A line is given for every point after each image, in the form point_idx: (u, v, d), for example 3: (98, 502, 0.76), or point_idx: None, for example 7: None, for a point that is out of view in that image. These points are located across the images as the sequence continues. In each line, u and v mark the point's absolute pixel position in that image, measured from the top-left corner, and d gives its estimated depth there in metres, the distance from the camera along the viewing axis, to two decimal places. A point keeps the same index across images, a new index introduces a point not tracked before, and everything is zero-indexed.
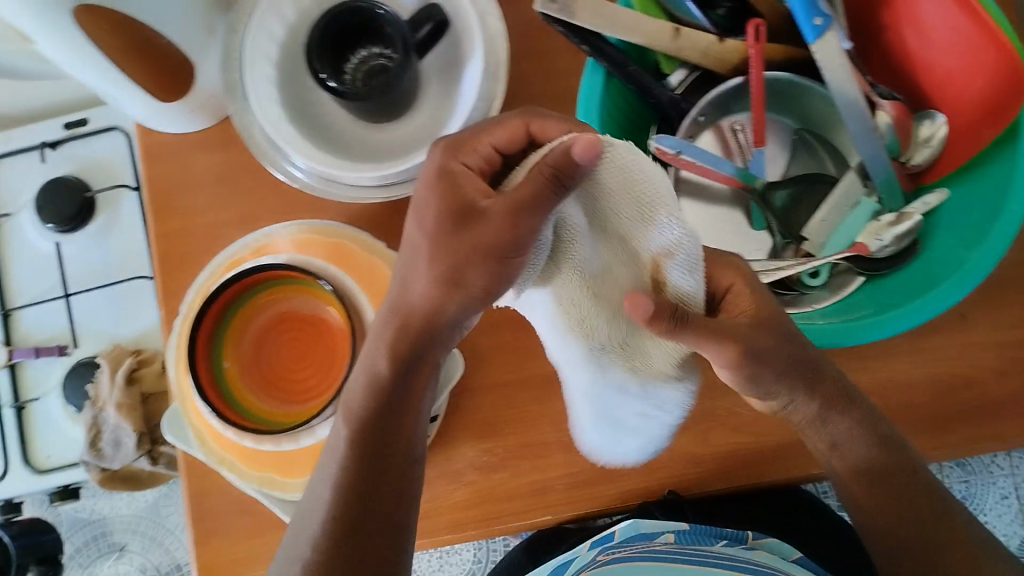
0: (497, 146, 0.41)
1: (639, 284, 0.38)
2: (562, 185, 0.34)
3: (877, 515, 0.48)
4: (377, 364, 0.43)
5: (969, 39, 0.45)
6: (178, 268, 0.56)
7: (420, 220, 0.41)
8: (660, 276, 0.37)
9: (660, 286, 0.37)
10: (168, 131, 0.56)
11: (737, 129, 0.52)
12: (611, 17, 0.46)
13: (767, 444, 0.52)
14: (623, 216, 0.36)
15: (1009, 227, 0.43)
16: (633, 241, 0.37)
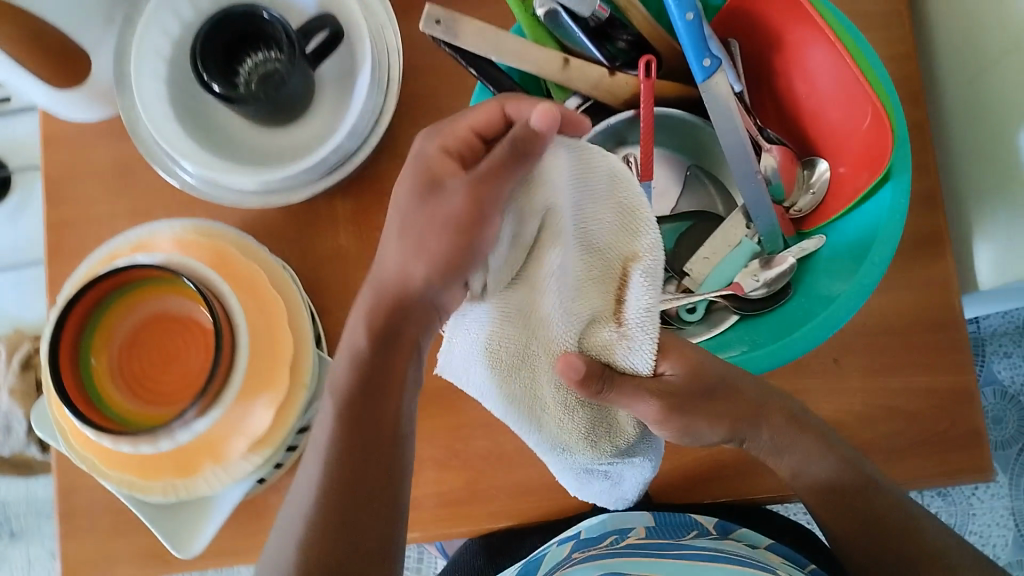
0: (475, 129, 0.42)
1: (605, 304, 0.40)
2: (521, 154, 0.38)
3: (835, 525, 0.50)
4: (357, 341, 0.44)
5: (849, 90, 0.45)
6: (69, 256, 0.56)
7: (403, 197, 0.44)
8: (622, 293, 0.40)
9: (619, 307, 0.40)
10: (69, 120, 0.55)
11: (632, 161, 0.52)
12: (498, 43, 0.46)
13: (731, 456, 0.52)
14: (605, 231, 0.40)
15: (869, 274, 0.44)
16: (609, 254, 0.40)
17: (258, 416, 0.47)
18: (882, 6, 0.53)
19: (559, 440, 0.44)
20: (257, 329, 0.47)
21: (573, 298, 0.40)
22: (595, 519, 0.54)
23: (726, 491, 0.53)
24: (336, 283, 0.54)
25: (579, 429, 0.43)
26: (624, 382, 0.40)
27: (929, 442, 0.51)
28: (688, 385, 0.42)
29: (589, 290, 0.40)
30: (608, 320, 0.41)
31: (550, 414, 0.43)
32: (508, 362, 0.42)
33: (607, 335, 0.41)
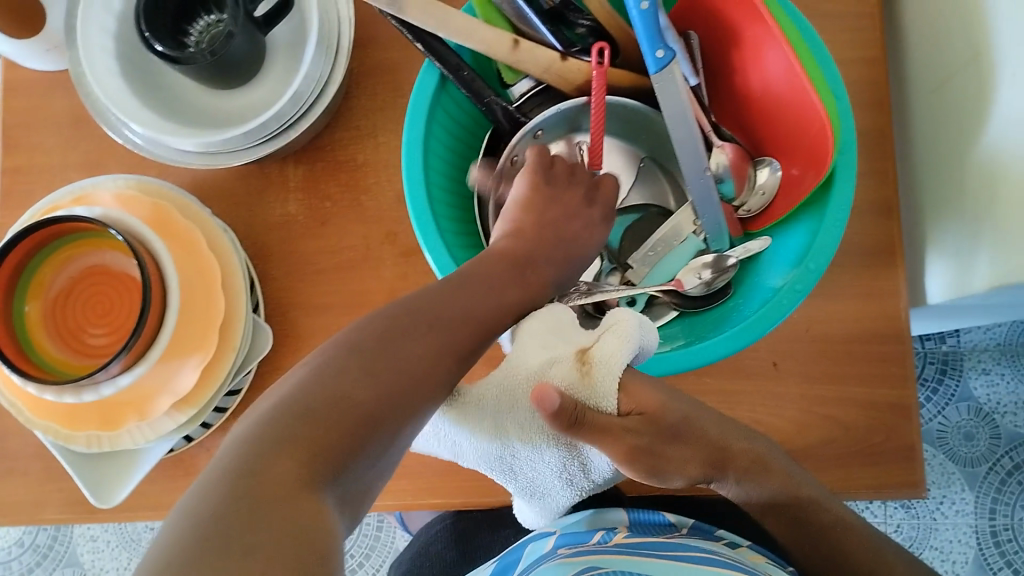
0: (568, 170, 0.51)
1: (569, 356, 0.41)
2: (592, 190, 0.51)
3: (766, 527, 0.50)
4: (498, 274, 0.42)
5: (799, 95, 0.44)
6: (21, 203, 0.56)
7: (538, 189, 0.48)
8: (586, 355, 0.41)
9: (582, 358, 0.41)
10: (29, 67, 0.55)
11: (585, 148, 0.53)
12: (445, 20, 0.44)
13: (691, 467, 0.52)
14: (570, 330, 0.43)
15: (800, 283, 0.44)
16: (577, 340, 0.42)
17: (185, 375, 0.47)
18: (850, 8, 0.52)
19: (535, 486, 0.44)
20: (190, 289, 0.48)
21: (542, 360, 0.41)
22: (574, 518, 0.52)
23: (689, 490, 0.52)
24: (282, 249, 0.54)
25: (555, 472, 0.43)
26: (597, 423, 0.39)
27: (860, 453, 0.51)
28: (648, 427, 0.41)
29: (565, 350, 0.41)
30: (572, 364, 0.41)
31: (520, 470, 0.43)
32: (505, 416, 0.41)
33: (563, 374, 0.40)
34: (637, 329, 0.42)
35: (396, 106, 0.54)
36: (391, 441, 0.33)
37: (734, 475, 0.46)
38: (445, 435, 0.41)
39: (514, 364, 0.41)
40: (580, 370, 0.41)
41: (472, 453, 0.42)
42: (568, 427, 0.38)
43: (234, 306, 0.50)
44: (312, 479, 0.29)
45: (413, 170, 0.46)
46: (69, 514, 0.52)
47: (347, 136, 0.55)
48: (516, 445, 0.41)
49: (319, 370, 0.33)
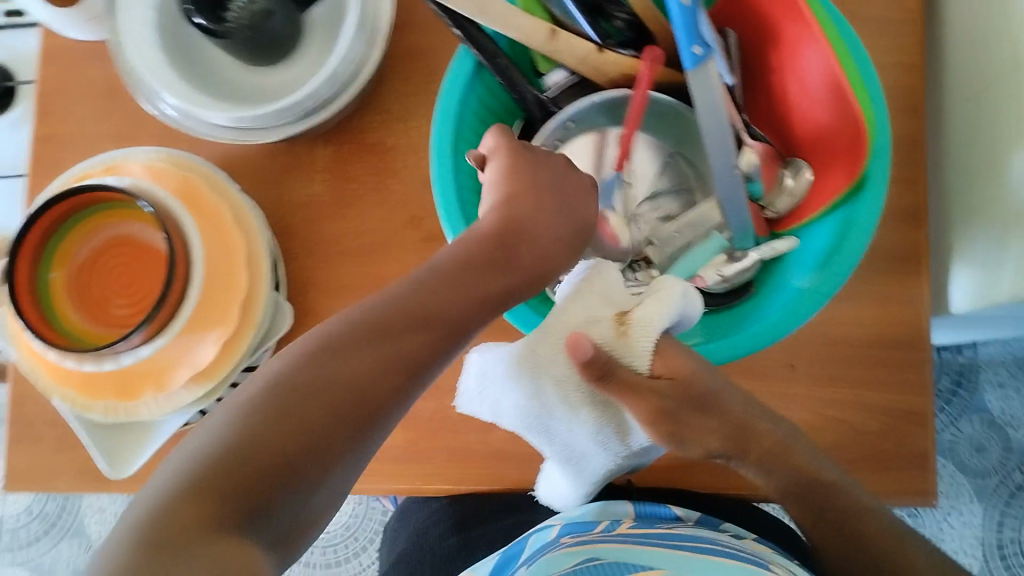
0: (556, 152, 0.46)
1: (609, 315, 0.43)
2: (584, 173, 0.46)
3: None
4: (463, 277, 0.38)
5: (836, 97, 0.44)
6: (51, 170, 0.56)
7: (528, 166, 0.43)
8: (626, 317, 0.43)
9: (621, 320, 0.43)
10: (66, 36, 0.56)
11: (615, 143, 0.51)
12: (484, 6, 0.44)
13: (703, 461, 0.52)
14: (614, 292, 0.44)
15: (825, 286, 0.44)
16: (620, 302, 0.44)
17: (205, 350, 0.47)
18: (890, 13, 0.52)
19: (571, 448, 0.46)
20: (215, 264, 0.48)
21: (585, 317, 0.43)
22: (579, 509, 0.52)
23: (680, 483, 0.53)
24: (306, 228, 0.54)
25: (590, 433, 0.45)
26: (627, 380, 0.41)
27: (875, 459, 0.51)
28: (676, 391, 0.43)
29: (606, 308, 0.43)
30: (612, 324, 0.43)
31: (555, 428, 0.45)
32: (542, 370, 0.43)
33: (603, 331, 0.42)
34: (680, 296, 0.42)
35: (428, 91, 0.54)
36: (324, 477, 0.32)
37: (755, 457, 0.46)
38: (481, 394, 0.44)
39: (556, 316, 0.43)
40: (619, 330, 0.42)
41: (515, 410, 0.43)
42: (598, 379, 0.41)
43: (254, 283, 0.49)
44: (227, 522, 0.29)
45: (442, 152, 0.46)
46: (81, 482, 0.53)
47: (376, 118, 0.55)
48: (552, 399, 0.43)
49: (242, 405, 0.32)
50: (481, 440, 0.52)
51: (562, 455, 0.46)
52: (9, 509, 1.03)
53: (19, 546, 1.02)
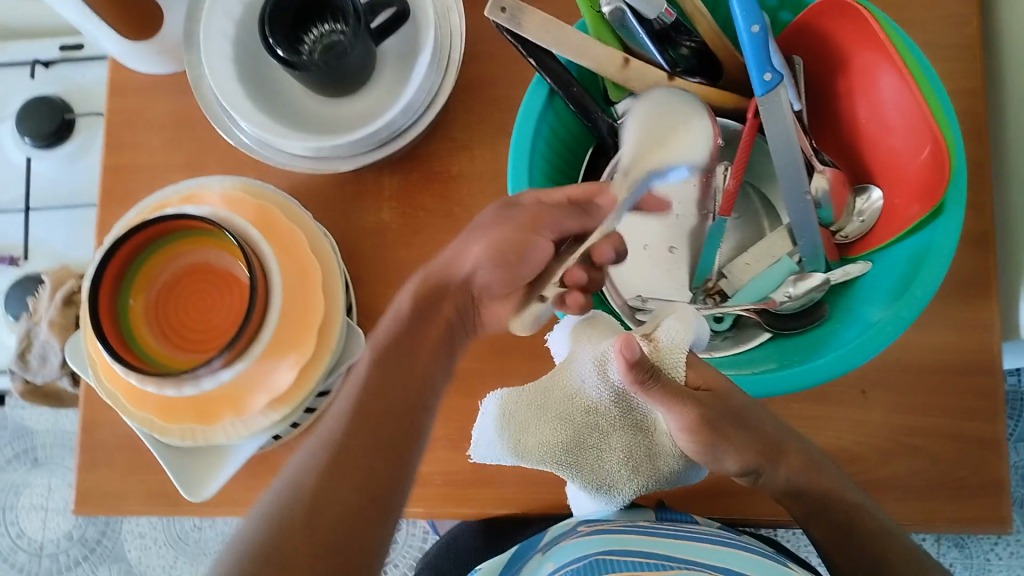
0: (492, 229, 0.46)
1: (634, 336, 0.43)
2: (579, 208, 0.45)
3: None
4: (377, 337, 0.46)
5: (912, 122, 0.44)
6: (121, 200, 0.57)
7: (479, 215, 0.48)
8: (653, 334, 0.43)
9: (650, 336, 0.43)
10: (138, 69, 0.57)
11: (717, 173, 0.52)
12: (561, 37, 0.45)
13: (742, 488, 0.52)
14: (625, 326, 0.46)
15: (906, 310, 0.43)
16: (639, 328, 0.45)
17: (281, 374, 0.48)
18: (951, 42, 0.53)
19: (606, 478, 0.47)
20: (294, 290, 0.48)
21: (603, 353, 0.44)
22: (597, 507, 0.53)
23: (707, 510, 0.52)
24: (372, 255, 0.55)
25: (624, 455, 0.46)
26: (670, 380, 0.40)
27: (946, 488, 0.50)
28: (716, 402, 0.42)
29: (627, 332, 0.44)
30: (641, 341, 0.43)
31: (588, 455, 0.46)
32: (571, 394, 0.46)
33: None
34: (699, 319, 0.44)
35: (493, 121, 0.55)
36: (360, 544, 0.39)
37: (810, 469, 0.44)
38: (507, 433, 0.47)
39: (578, 349, 0.45)
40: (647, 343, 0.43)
41: (545, 442, 0.46)
42: (648, 376, 0.39)
43: (325, 309, 0.50)
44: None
45: (517, 181, 0.47)
46: (150, 507, 0.53)
47: (442, 147, 0.55)
48: (582, 422, 0.45)
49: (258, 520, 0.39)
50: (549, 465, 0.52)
51: (599, 483, 0.47)
52: (48, 534, 1.02)
53: (59, 572, 1.02)
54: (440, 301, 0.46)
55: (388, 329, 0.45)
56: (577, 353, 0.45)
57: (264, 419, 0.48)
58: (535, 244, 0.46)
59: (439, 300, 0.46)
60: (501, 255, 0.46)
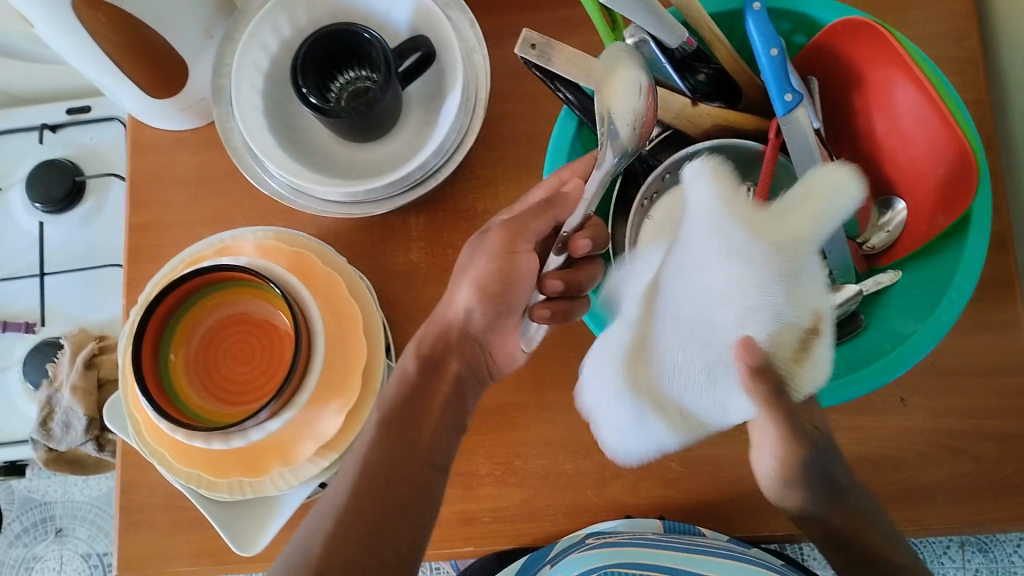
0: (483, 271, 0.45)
1: (800, 324, 0.40)
2: (550, 204, 0.44)
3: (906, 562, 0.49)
4: (405, 364, 0.46)
5: (932, 131, 0.46)
6: (147, 257, 0.57)
7: (462, 257, 0.48)
8: (809, 338, 0.40)
9: (806, 341, 0.40)
10: (158, 127, 0.57)
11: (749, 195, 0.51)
12: (588, 70, 0.45)
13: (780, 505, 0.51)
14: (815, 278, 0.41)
15: (947, 312, 0.44)
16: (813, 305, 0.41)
17: (328, 420, 0.48)
18: (954, 54, 0.55)
19: (654, 359, 0.42)
20: (335, 333, 0.49)
21: (787, 277, 0.39)
22: (607, 524, 0.54)
23: (746, 530, 0.52)
24: (404, 295, 0.55)
25: (685, 359, 0.41)
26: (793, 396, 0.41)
27: (992, 487, 0.51)
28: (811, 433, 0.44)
29: (806, 295, 0.40)
30: (797, 335, 0.40)
31: (671, 326, 0.42)
32: (731, 274, 0.39)
33: (779, 346, 0.40)
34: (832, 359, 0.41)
35: (516, 156, 0.56)
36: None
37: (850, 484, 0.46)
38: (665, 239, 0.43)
39: (759, 254, 0.39)
40: (795, 356, 0.40)
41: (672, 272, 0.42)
42: (770, 386, 0.40)
43: (368, 351, 0.50)
44: None
45: None
46: (196, 566, 0.51)
47: (466, 185, 0.56)
48: (711, 302, 0.40)
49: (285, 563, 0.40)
50: (598, 493, 0.52)
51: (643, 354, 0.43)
52: None
53: None
54: (445, 356, 0.46)
55: (395, 390, 0.45)
56: (770, 259, 0.39)
57: (313, 466, 0.48)
58: (521, 275, 0.45)
59: (444, 356, 0.46)
60: (491, 295, 0.45)
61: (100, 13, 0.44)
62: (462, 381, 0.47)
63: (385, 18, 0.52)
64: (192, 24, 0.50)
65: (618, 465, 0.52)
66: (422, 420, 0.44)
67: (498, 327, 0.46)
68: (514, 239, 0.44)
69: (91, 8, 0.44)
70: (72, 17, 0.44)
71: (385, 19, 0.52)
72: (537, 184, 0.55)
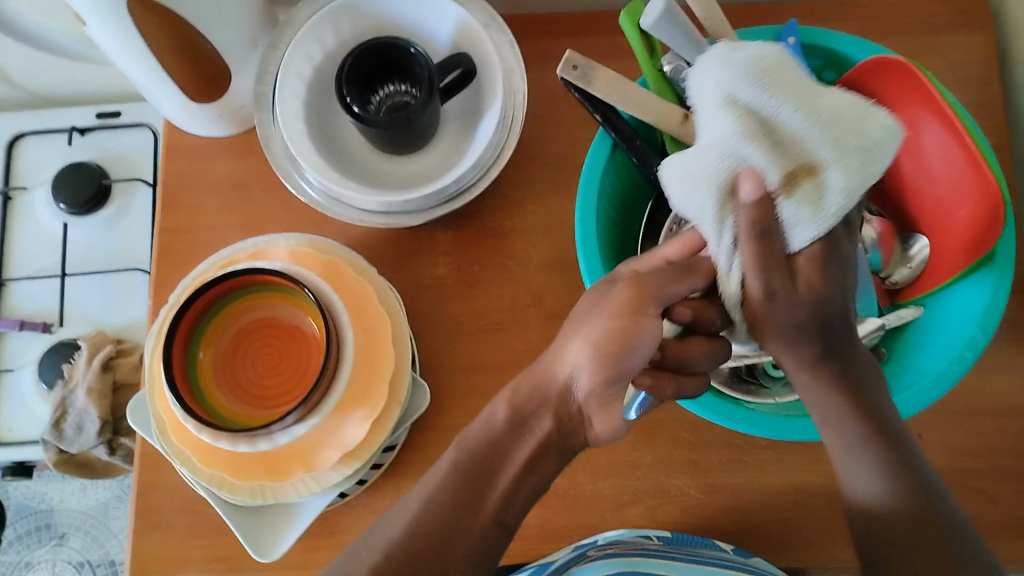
0: (602, 325, 0.39)
1: (784, 163, 0.37)
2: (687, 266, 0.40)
3: None
4: (495, 412, 0.41)
5: (958, 169, 0.47)
6: (176, 260, 0.57)
7: (578, 306, 0.42)
8: (788, 183, 0.37)
9: (789, 183, 0.37)
10: (195, 132, 0.58)
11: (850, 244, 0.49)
12: (625, 93, 0.47)
13: (798, 533, 0.51)
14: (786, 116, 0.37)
15: (969, 351, 0.46)
16: (788, 134, 0.37)
17: (353, 428, 0.48)
18: (978, 100, 0.56)
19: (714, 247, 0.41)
20: (363, 342, 0.49)
21: (764, 126, 0.37)
22: (613, 531, 0.51)
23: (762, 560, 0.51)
24: (430, 309, 0.55)
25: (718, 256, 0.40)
26: (775, 250, 0.38)
27: (1009, 527, 0.51)
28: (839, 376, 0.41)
29: (778, 130, 0.37)
30: (782, 177, 0.37)
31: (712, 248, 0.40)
32: (680, 207, 0.40)
33: (769, 182, 0.37)
34: (841, 188, 0.37)
35: (546, 177, 0.57)
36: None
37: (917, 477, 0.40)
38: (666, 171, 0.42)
39: (678, 177, 0.40)
40: (792, 183, 0.37)
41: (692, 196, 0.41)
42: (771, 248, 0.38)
43: (397, 359, 0.50)
44: None
45: (589, 257, 0.47)
46: (209, 572, 0.51)
47: (495, 203, 0.57)
48: (689, 193, 0.39)
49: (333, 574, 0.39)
50: (615, 515, 0.52)
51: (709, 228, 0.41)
52: None
53: None
54: (540, 412, 0.40)
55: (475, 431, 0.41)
56: (708, 161, 0.38)
57: (336, 473, 0.48)
58: (640, 338, 0.38)
59: (537, 412, 0.40)
60: (604, 355, 0.38)
61: (152, 15, 0.45)
62: (548, 448, 0.40)
63: (428, 35, 0.54)
64: (240, 33, 0.51)
65: (637, 489, 0.52)
66: (499, 477, 0.40)
67: (600, 398, 0.40)
68: (644, 297, 0.39)
69: (144, 9, 0.44)
70: (125, 17, 0.44)
71: (428, 33, 0.53)
72: (566, 205, 0.56)
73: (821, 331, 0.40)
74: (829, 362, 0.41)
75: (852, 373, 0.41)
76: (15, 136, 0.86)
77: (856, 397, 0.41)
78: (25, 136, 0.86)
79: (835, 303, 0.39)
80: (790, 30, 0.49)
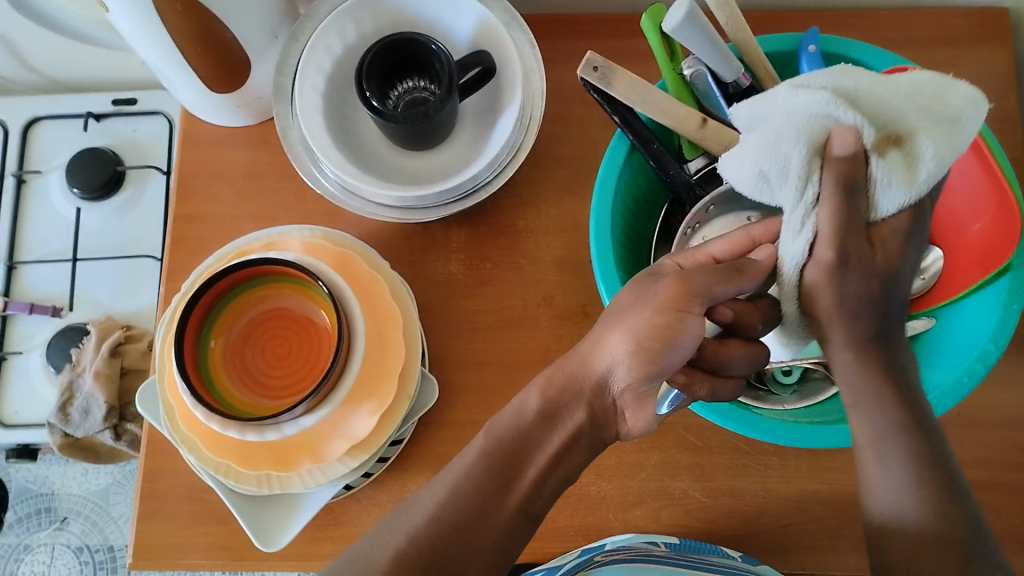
0: (647, 322, 0.38)
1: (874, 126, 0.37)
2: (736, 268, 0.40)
3: None
4: (528, 398, 0.41)
5: (976, 181, 0.47)
6: (188, 247, 0.57)
7: (616, 299, 0.41)
8: (879, 146, 0.37)
9: (881, 146, 0.37)
10: (213, 121, 0.58)
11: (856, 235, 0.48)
12: (645, 95, 0.47)
13: (802, 541, 0.51)
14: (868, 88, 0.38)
15: (981, 364, 0.45)
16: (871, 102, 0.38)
17: (361, 422, 0.48)
18: (995, 113, 0.56)
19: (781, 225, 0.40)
20: (374, 336, 0.49)
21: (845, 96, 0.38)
22: (623, 534, 0.51)
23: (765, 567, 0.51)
24: (441, 305, 0.55)
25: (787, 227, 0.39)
26: (858, 213, 0.38)
27: (1014, 542, 0.50)
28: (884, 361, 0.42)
29: (862, 100, 0.38)
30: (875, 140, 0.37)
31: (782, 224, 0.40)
32: (750, 176, 0.39)
33: (866, 139, 0.37)
34: (932, 158, 0.37)
35: (561, 177, 0.57)
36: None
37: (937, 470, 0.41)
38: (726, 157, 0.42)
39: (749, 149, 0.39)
40: (887, 145, 0.37)
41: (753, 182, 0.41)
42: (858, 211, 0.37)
43: (408, 353, 0.50)
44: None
45: (602, 257, 0.47)
46: (212, 560, 0.51)
47: (510, 202, 0.57)
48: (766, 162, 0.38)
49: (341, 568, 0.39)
50: (619, 517, 0.52)
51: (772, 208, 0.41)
52: None
53: None
54: (569, 405, 0.40)
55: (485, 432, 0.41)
56: (793, 123, 0.37)
57: (344, 466, 0.48)
58: (684, 338, 0.37)
59: (569, 405, 0.40)
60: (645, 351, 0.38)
61: (176, 3, 0.45)
62: (575, 440, 0.40)
63: (448, 31, 0.54)
64: (262, 24, 0.51)
65: (642, 492, 0.52)
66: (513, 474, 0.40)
67: (637, 392, 0.39)
68: (691, 293, 0.38)
69: None
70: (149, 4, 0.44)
71: (448, 31, 0.54)
72: (579, 205, 0.56)
73: (874, 306, 0.40)
74: (875, 344, 0.41)
75: (894, 358, 0.42)
76: (31, 119, 0.86)
77: (895, 383, 0.41)
78: (41, 120, 0.86)
79: (898, 277, 0.41)
80: (812, 38, 0.49)
